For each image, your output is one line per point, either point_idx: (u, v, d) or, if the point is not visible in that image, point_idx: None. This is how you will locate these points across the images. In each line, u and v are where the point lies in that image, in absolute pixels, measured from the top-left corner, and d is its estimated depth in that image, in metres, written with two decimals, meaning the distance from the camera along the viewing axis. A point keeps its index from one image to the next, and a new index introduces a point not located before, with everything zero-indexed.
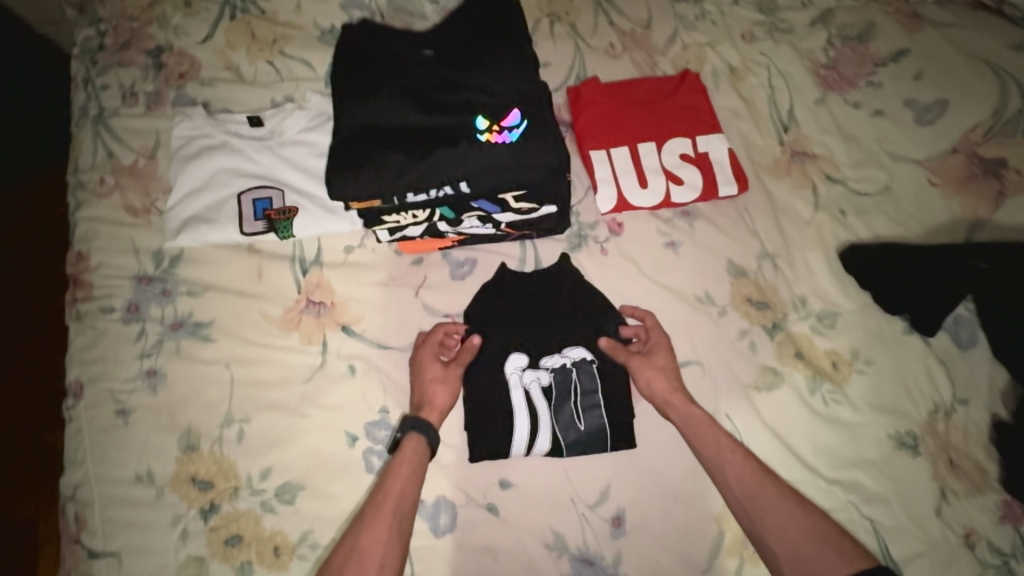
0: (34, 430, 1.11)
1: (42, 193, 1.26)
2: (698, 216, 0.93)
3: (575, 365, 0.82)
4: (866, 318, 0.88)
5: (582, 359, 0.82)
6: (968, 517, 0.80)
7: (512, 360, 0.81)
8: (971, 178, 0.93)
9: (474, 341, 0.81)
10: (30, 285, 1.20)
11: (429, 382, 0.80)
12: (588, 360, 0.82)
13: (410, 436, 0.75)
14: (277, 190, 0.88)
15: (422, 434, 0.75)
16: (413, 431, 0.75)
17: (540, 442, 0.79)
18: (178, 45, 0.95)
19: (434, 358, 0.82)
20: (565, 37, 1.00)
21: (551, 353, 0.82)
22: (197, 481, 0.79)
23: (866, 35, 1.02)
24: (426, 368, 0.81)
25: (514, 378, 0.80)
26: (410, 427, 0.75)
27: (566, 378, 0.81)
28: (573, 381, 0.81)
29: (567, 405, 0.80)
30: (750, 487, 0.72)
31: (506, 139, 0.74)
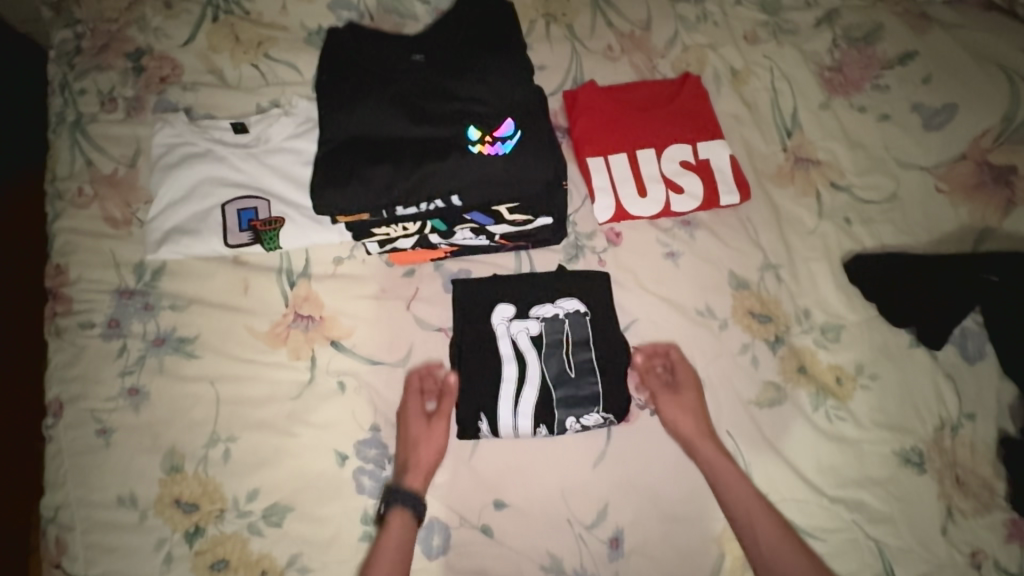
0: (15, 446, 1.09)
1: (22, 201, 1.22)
2: (699, 225, 0.90)
3: (567, 316, 0.81)
4: (871, 332, 0.86)
5: (575, 310, 0.82)
6: (974, 536, 0.78)
7: (500, 310, 0.82)
8: (980, 186, 0.90)
9: (451, 379, 0.79)
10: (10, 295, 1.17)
11: (411, 444, 0.77)
12: (580, 311, 0.82)
13: (393, 511, 0.73)
14: (263, 199, 0.84)
15: (407, 507, 0.73)
16: (396, 505, 0.73)
17: (527, 394, 0.78)
18: (159, 49, 0.91)
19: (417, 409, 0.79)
20: (562, 39, 0.96)
21: (542, 303, 0.82)
22: (181, 503, 0.76)
23: (873, 37, 0.99)
24: (410, 420, 0.79)
25: (501, 329, 0.80)
26: (392, 501, 0.73)
27: (556, 328, 0.80)
28: (564, 328, 0.81)
29: (557, 354, 0.80)
30: (777, 548, 0.72)
31: (500, 150, 0.70)
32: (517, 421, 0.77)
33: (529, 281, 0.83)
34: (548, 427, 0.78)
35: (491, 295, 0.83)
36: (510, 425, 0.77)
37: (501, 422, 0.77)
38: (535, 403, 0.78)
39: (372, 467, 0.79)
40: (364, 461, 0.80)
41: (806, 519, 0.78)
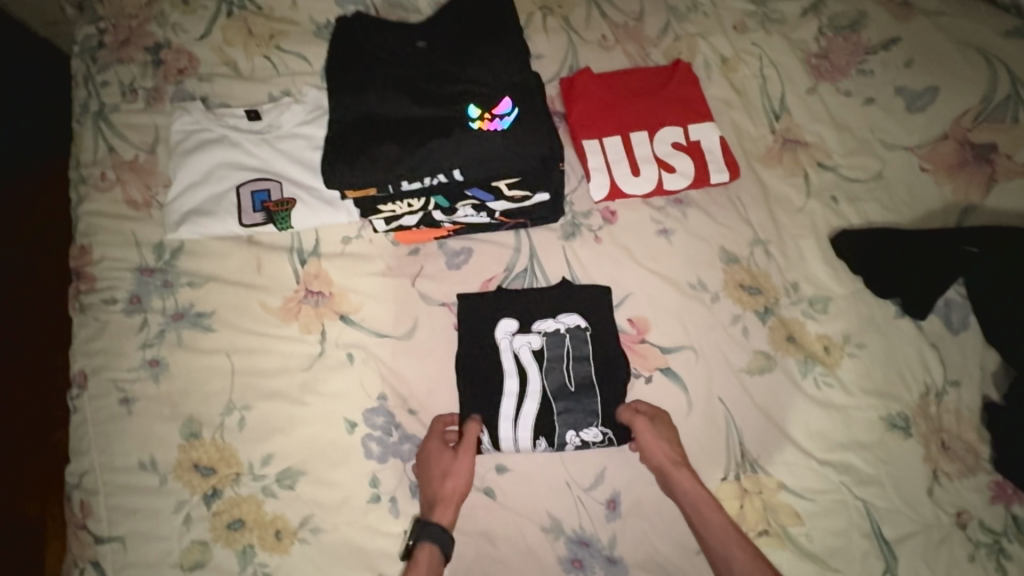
0: (38, 428, 1.13)
1: (43, 196, 1.28)
2: (691, 204, 0.94)
3: (568, 331, 0.85)
4: (858, 304, 0.89)
5: (576, 325, 0.85)
6: (960, 497, 0.81)
7: (504, 324, 0.85)
8: (962, 163, 0.93)
9: (474, 420, 0.80)
10: (34, 286, 1.22)
11: (439, 480, 0.76)
12: (581, 326, 0.85)
13: (423, 545, 0.71)
14: (276, 182, 0.89)
15: (434, 541, 0.71)
16: (426, 539, 0.71)
17: (528, 409, 0.81)
18: (176, 43, 0.97)
19: (439, 446, 0.79)
20: (558, 30, 1.01)
21: (544, 318, 0.86)
22: (199, 467, 0.80)
23: (858, 24, 1.03)
24: (430, 454, 0.78)
25: (504, 344, 0.84)
26: (422, 535, 0.71)
27: (557, 342, 0.84)
28: (565, 344, 0.84)
29: (558, 368, 0.83)
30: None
31: (499, 126, 0.75)
32: (516, 435, 0.80)
33: (532, 295, 0.87)
34: (547, 441, 0.81)
35: (495, 305, 0.86)
36: (510, 436, 0.80)
37: (501, 438, 0.80)
38: (535, 416, 0.81)
39: (380, 433, 0.83)
40: (373, 428, 0.84)
41: (796, 481, 0.81)
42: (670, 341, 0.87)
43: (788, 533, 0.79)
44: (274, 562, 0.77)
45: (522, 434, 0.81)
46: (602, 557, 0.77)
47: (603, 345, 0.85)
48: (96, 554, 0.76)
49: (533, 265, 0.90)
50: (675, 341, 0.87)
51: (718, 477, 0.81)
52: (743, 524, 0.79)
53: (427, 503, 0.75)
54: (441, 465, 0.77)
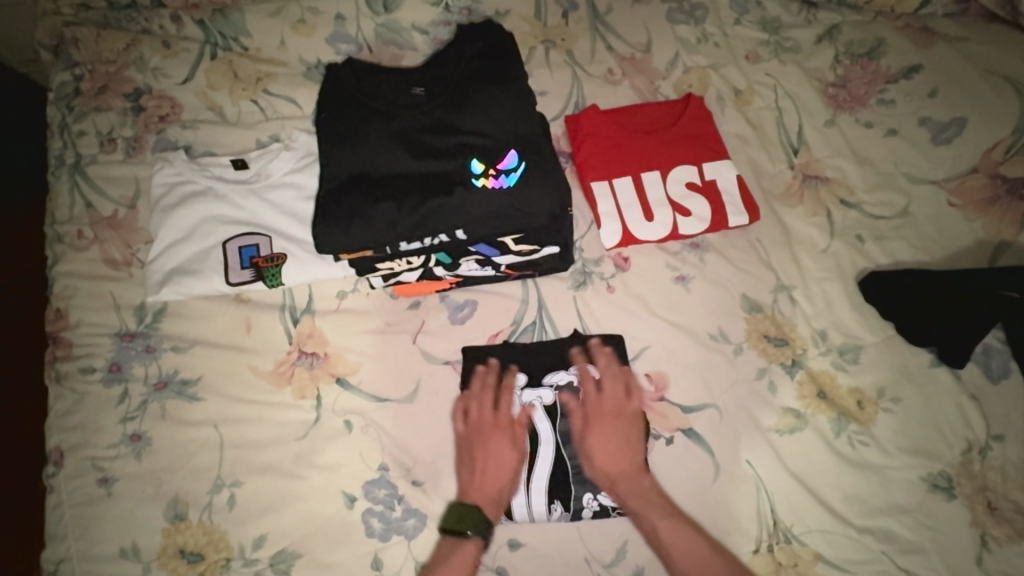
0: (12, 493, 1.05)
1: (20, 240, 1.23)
2: (709, 248, 0.88)
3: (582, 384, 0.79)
4: (890, 353, 0.83)
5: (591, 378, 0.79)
6: (1011, 565, 0.75)
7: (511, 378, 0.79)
8: (994, 199, 0.88)
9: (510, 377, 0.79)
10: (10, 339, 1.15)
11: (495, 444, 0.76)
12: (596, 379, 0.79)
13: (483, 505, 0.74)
14: (265, 236, 0.83)
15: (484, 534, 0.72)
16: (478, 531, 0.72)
17: (539, 473, 0.75)
18: (158, 88, 0.91)
19: (485, 418, 0.78)
20: (561, 65, 0.95)
21: (555, 371, 0.80)
22: (186, 554, 0.74)
23: (876, 52, 0.98)
24: (476, 430, 0.77)
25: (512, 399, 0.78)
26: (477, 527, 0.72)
27: (571, 396, 0.78)
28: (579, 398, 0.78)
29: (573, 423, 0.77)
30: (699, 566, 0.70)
31: (503, 183, 0.69)
32: (530, 505, 0.74)
33: (542, 349, 0.82)
34: (562, 504, 0.75)
35: (502, 362, 0.81)
36: (523, 504, 0.74)
37: (513, 507, 0.74)
38: (548, 481, 0.75)
39: (381, 508, 0.77)
40: (373, 502, 0.77)
41: (834, 552, 0.75)
42: (691, 399, 0.81)
43: None
44: None
45: (533, 499, 0.74)
46: None
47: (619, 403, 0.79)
48: None
49: (542, 318, 0.84)
50: (697, 399, 0.81)
51: (750, 549, 0.75)
52: None
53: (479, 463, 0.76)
54: (491, 448, 0.76)
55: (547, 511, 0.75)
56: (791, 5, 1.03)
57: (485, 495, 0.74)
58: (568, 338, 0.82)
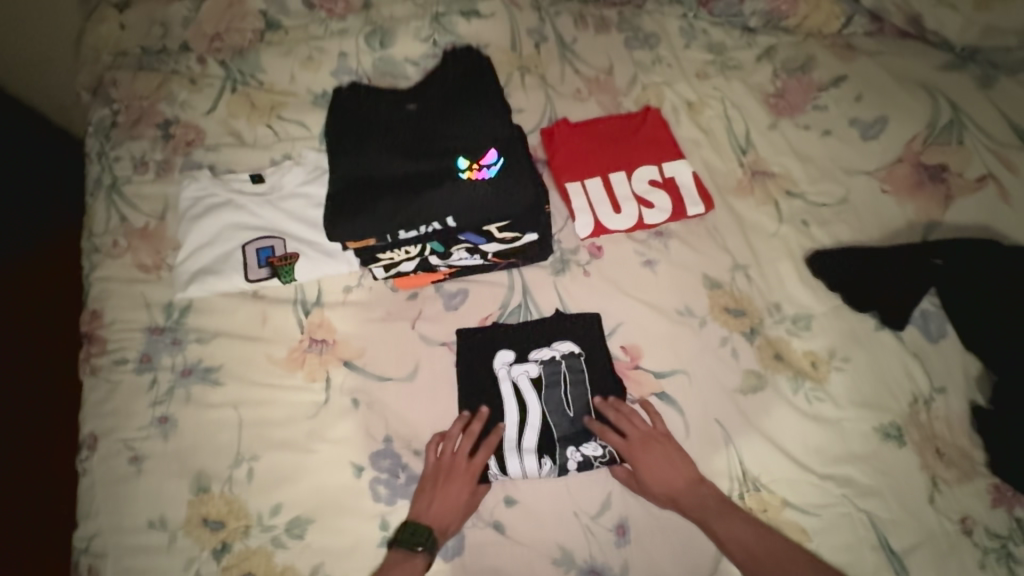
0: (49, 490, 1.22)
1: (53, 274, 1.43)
2: (672, 236, 0.99)
3: (563, 358, 0.89)
4: (838, 320, 0.93)
5: (571, 352, 0.89)
6: (961, 503, 0.83)
7: (501, 355, 0.89)
8: (920, 184, 1.00)
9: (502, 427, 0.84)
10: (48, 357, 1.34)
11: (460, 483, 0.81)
12: (576, 353, 0.89)
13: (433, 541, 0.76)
14: (279, 239, 0.94)
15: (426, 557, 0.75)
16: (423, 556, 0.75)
17: (528, 436, 0.84)
18: (185, 118, 1.04)
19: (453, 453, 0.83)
20: (536, 87, 1.09)
21: (539, 347, 0.90)
22: (209, 522, 0.81)
23: (808, 66, 1.13)
24: (444, 463, 0.82)
25: (502, 373, 0.88)
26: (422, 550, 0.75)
27: (554, 369, 0.88)
28: (561, 370, 0.88)
29: (557, 393, 0.86)
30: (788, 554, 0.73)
31: (486, 175, 0.82)
32: (523, 462, 0.83)
33: (527, 327, 0.91)
34: (551, 459, 0.83)
35: (492, 340, 0.90)
36: (516, 463, 0.82)
37: (507, 464, 0.83)
38: (538, 442, 0.84)
39: (386, 476, 0.84)
40: (379, 471, 0.85)
41: (799, 497, 0.82)
42: (663, 366, 0.90)
43: None
44: None
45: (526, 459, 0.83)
46: None
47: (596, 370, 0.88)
48: None
49: (527, 301, 0.94)
50: (669, 366, 0.90)
51: None
52: None
53: (437, 499, 0.80)
54: (452, 480, 0.81)
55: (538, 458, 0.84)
56: (734, 30, 1.18)
57: (434, 524, 0.78)
58: (550, 317, 0.92)
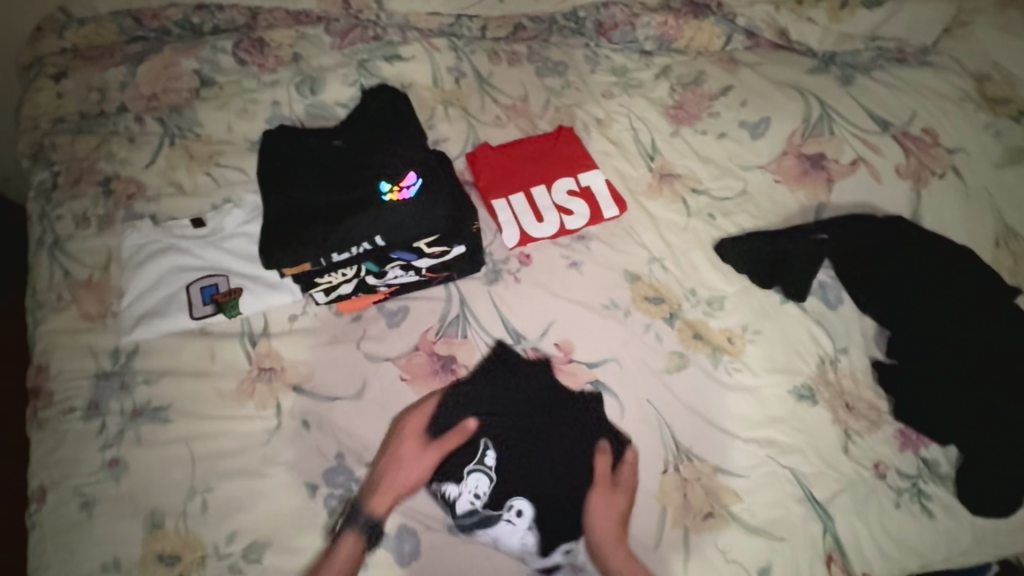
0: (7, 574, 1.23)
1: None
2: (593, 238, 1.08)
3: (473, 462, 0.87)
4: (748, 298, 1.03)
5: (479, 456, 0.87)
6: (874, 450, 0.91)
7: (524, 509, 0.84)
8: (805, 172, 1.13)
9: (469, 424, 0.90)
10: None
11: (399, 459, 0.88)
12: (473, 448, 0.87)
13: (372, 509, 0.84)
14: (222, 276, 0.99)
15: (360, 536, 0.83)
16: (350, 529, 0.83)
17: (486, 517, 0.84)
18: (125, 174, 1.09)
19: (415, 439, 0.89)
20: (458, 117, 1.19)
21: (477, 476, 0.86)
22: (164, 558, 0.81)
23: (700, 80, 1.26)
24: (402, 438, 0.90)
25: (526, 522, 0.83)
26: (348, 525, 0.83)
27: (481, 475, 0.86)
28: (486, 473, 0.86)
29: (472, 478, 0.86)
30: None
31: (407, 195, 0.90)
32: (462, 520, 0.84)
33: (465, 331, 0.99)
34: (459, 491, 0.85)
35: (434, 348, 0.98)
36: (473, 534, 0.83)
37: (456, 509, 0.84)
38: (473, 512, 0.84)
39: (339, 491, 0.87)
40: (333, 487, 0.87)
41: (729, 462, 0.89)
42: (594, 356, 0.97)
43: (732, 512, 0.86)
44: None
45: (500, 552, 0.82)
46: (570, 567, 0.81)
47: (497, 387, 0.93)
48: None
49: (465, 311, 1.01)
50: (599, 356, 0.97)
51: (660, 471, 0.88)
52: (689, 511, 0.85)
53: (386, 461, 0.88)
54: (406, 447, 0.89)
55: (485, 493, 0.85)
56: (632, 55, 1.32)
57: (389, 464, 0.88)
58: (486, 323, 1.00)
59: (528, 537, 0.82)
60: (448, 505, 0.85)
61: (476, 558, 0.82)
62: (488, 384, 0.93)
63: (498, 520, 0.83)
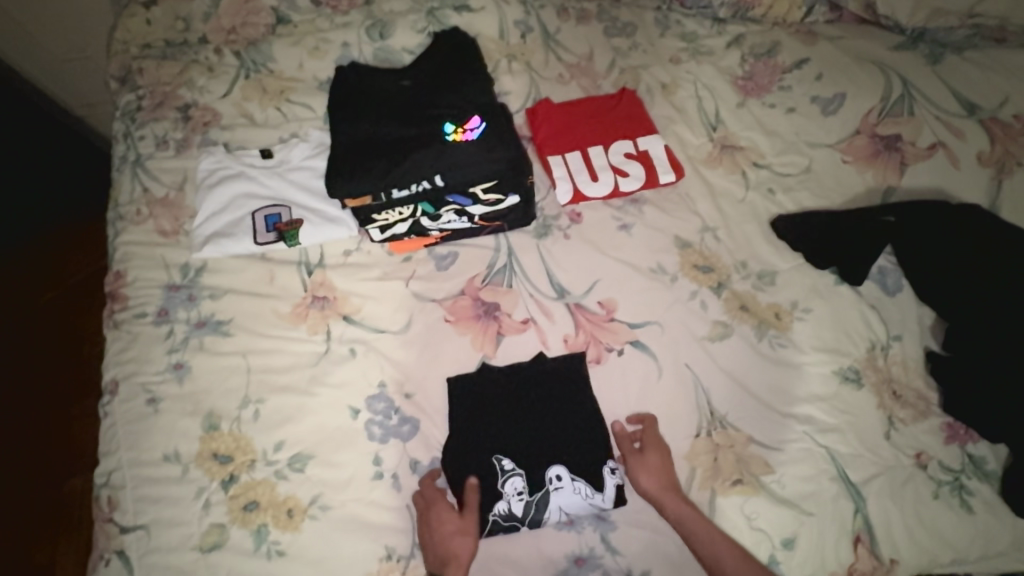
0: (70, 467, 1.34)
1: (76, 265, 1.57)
2: (646, 202, 1.08)
3: (499, 475, 0.85)
4: (801, 275, 1.01)
5: (501, 466, 0.86)
6: (917, 440, 0.89)
7: (562, 471, 0.85)
8: (877, 153, 1.08)
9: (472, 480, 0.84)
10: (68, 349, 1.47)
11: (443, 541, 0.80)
12: (496, 463, 0.86)
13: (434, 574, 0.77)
14: (285, 206, 1.04)
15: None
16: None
17: (542, 510, 0.83)
18: (203, 102, 1.15)
19: (448, 508, 0.83)
20: (522, 71, 1.19)
21: (507, 478, 0.85)
22: (218, 456, 0.88)
23: (774, 51, 1.22)
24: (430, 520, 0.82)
25: (575, 485, 0.84)
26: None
27: (511, 479, 0.85)
28: (512, 473, 0.85)
29: (505, 485, 0.84)
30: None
31: (471, 136, 0.93)
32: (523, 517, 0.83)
33: (512, 281, 1.01)
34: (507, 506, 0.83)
35: (480, 294, 1.00)
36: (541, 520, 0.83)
37: (508, 512, 0.83)
38: (529, 514, 0.83)
39: (380, 417, 0.92)
40: (374, 412, 0.92)
41: (763, 434, 0.89)
42: (637, 317, 0.97)
43: (761, 482, 0.85)
44: (287, 539, 0.83)
45: (575, 513, 0.84)
46: (593, 515, 0.84)
47: (535, 342, 0.97)
48: (122, 543, 0.83)
49: (512, 262, 1.02)
50: (642, 318, 0.97)
51: (692, 434, 0.89)
52: (718, 475, 0.86)
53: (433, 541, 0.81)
54: (444, 521, 0.82)
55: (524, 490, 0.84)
56: (705, 21, 1.28)
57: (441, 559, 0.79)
58: (532, 276, 1.01)
59: (579, 486, 0.84)
60: (512, 525, 0.83)
61: (559, 534, 0.83)
62: (529, 334, 0.97)
63: (550, 495, 0.84)
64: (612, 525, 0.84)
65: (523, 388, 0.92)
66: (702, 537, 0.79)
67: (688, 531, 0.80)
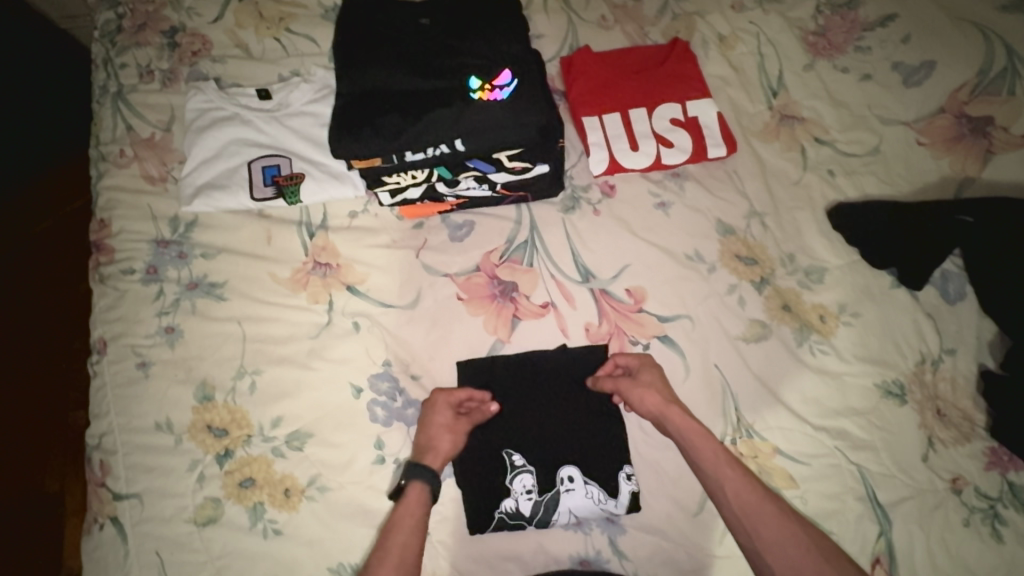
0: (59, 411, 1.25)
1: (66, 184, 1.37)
2: (688, 177, 0.96)
3: (512, 471, 0.81)
4: (853, 274, 0.91)
5: (516, 463, 0.82)
6: (954, 464, 0.82)
7: (574, 472, 0.81)
8: (959, 137, 0.94)
9: (491, 408, 0.83)
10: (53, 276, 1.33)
11: (435, 431, 0.78)
12: (512, 459, 0.82)
13: (415, 483, 0.74)
14: (285, 158, 0.93)
15: (426, 480, 0.74)
16: (418, 480, 0.73)
17: (549, 509, 0.79)
18: (191, 26, 1.01)
19: (448, 405, 0.81)
20: (558, 11, 1.04)
21: (519, 475, 0.81)
22: (212, 429, 0.84)
23: (855, 3, 1.04)
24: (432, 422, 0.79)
25: (586, 487, 0.80)
26: (414, 475, 0.73)
27: (522, 476, 0.81)
28: (524, 471, 0.81)
29: (515, 482, 0.81)
30: (750, 504, 0.70)
31: (499, 96, 0.79)
32: (529, 515, 0.79)
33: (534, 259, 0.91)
34: (515, 503, 0.80)
35: (496, 272, 0.91)
36: (547, 521, 0.79)
37: (517, 510, 0.79)
38: (536, 512, 0.79)
39: (384, 398, 0.86)
40: (377, 393, 0.86)
41: (791, 446, 0.83)
42: (667, 310, 0.89)
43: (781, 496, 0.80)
44: (283, 518, 0.80)
45: (585, 515, 0.80)
46: (603, 518, 0.80)
47: (556, 328, 0.88)
48: (115, 510, 0.80)
49: (533, 238, 0.92)
50: (673, 310, 0.89)
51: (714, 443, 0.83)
52: None
53: (419, 445, 0.78)
54: (439, 413, 0.80)
55: (535, 489, 0.80)
56: None
57: (424, 450, 0.77)
58: (554, 255, 0.91)
59: (591, 490, 0.80)
60: (518, 524, 0.79)
61: (565, 534, 0.80)
62: (549, 319, 0.89)
63: (560, 496, 0.80)
64: (620, 530, 0.80)
65: (536, 380, 0.86)
66: (704, 453, 0.74)
67: (690, 446, 0.75)
